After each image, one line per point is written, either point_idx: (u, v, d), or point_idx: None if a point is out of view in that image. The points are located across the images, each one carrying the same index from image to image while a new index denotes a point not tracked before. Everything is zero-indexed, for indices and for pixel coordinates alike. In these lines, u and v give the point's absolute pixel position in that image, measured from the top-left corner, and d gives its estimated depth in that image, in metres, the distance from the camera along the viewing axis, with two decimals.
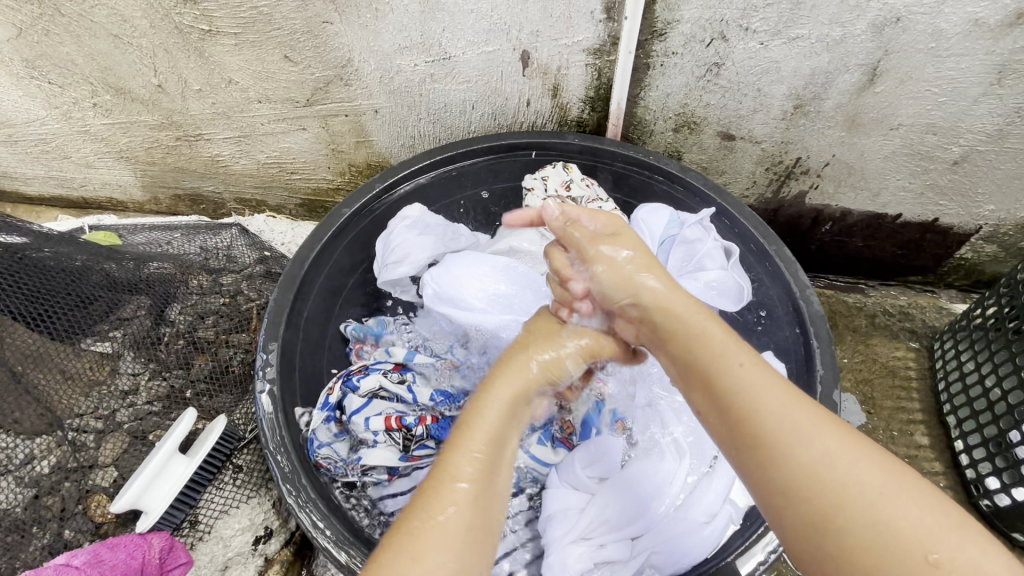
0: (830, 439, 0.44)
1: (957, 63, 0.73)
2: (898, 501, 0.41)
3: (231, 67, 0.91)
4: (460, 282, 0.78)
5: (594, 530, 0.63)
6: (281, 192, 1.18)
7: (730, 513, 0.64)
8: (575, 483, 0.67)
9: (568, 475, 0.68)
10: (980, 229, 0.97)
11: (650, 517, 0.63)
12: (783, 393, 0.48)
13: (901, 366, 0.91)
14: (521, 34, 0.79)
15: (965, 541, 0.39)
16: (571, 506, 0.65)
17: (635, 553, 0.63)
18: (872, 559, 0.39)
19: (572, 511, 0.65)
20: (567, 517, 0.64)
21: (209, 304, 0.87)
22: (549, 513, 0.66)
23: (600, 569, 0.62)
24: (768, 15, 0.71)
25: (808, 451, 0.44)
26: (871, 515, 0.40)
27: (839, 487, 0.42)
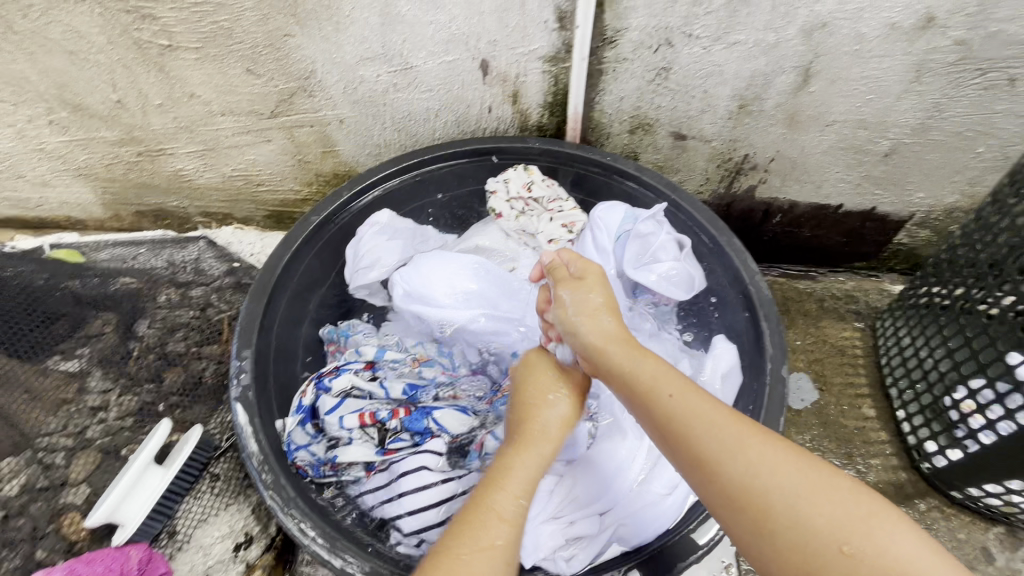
0: (771, 459, 0.52)
1: (880, 63, 0.80)
2: (822, 506, 0.49)
3: (194, 81, 0.91)
4: (428, 283, 0.81)
5: (564, 508, 0.66)
6: (248, 205, 1.18)
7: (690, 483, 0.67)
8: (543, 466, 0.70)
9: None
10: (913, 216, 1.04)
11: (614, 493, 0.67)
12: (720, 422, 0.54)
13: (848, 345, 0.98)
14: (479, 43, 0.82)
15: (882, 534, 0.47)
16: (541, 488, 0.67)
17: (603, 527, 0.66)
18: (798, 554, 0.48)
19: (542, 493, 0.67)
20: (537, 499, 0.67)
21: (179, 317, 0.86)
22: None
23: (571, 545, 0.65)
24: (708, 22, 0.76)
25: (744, 476, 0.51)
26: (793, 518, 0.49)
27: (780, 498, 0.49)
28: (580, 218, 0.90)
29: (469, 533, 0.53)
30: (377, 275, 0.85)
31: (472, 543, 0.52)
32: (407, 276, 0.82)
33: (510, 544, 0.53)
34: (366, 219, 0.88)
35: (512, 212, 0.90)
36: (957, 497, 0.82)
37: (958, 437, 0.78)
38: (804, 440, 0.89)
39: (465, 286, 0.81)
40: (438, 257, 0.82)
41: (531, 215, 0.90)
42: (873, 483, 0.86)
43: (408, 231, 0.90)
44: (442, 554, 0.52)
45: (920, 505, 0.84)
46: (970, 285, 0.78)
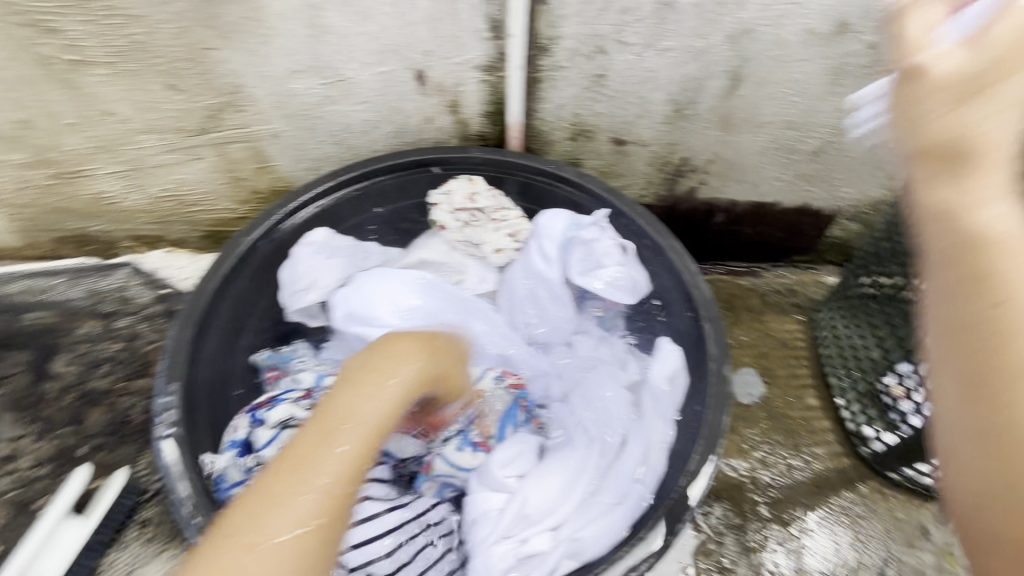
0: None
1: (802, 66, 0.83)
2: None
3: (109, 98, 0.86)
4: (370, 301, 0.80)
5: (514, 527, 0.65)
6: (180, 226, 1.12)
7: (641, 492, 0.67)
8: (494, 485, 0.69)
9: (488, 478, 0.69)
10: (844, 210, 1.10)
11: (567, 506, 0.67)
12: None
13: (791, 337, 1.01)
14: (413, 54, 0.80)
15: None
16: (493, 508, 0.67)
17: (556, 543, 0.64)
18: None
19: (494, 512, 0.66)
20: (488, 519, 0.66)
21: (103, 351, 0.81)
22: (472, 517, 0.67)
23: (522, 564, 0.63)
24: (638, 29, 0.78)
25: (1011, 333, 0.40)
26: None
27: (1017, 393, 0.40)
28: (525, 226, 0.91)
29: (277, 505, 0.48)
30: (313, 297, 0.85)
31: (280, 507, 0.48)
32: (348, 296, 0.82)
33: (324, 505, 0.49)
34: (302, 237, 0.85)
35: (456, 224, 0.90)
36: (893, 477, 0.87)
37: (893, 419, 0.87)
38: (753, 433, 0.91)
39: (407, 301, 0.80)
40: (380, 274, 0.82)
41: (476, 226, 0.90)
42: (819, 471, 0.89)
43: (346, 249, 0.88)
44: (238, 519, 0.47)
45: (862, 489, 0.87)
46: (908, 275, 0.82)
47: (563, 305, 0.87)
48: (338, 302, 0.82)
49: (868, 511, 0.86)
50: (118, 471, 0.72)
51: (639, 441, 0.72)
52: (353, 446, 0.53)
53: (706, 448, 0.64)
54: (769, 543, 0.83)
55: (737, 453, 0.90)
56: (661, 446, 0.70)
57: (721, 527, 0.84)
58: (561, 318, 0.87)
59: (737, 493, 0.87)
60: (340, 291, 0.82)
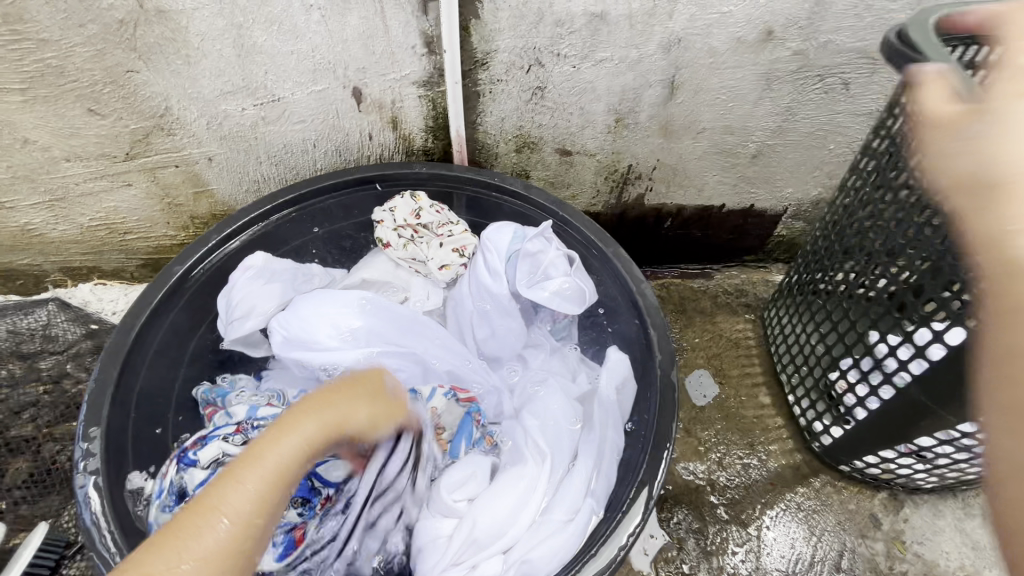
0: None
1: (734, 73, 0.85)
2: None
3: (25, 125, 0.81)
4: (309, 324, 0.78)
5: (463, 554, 0.65)
6: (115, 255, 1.07)
7: (591, 505, 0.67)
8: (440, 509, 0.68)
9: (436, 505, 0.68)
10: (787, 210, 1.13)
11: (518, 528, 0.66)
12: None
13: (742, 337, 1.03)
14: (347, 71, 0.79)
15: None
16: (439, 534, 0.67)
17: (507, 565, 0.64)
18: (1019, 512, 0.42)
19: (444, 539, 0.67)
20: (437, 546, 0.66)
21: (24, 397, 0.76)
22: (420, 545, 0.68)
23: None
24: (573, 41, 0.78)
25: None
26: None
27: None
28: (471, 240, 0.90)
29: (186, 532, 0.46)
30: (255, 323, 0.80)
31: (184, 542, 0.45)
32: (286, 318, 0.78)
33: (223, 545, 0.46)
34: (241, 262, 0.82)
35: (400, 241, 0.88)
36: (846, 470, 0.88)
37: (842, 414, 0.84)
38: (710, 435, 0.92)
39: (350, 324, 0.79)
40: (320, 297, 0.79)
41: (420, 242, 0.88)
42: (774, 468, 0.90)
43: (287, 272, 0.85)
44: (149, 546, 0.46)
45: (816, 483, 0.89)
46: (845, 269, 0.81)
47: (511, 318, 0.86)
48: (275, 328, 0.78)
49: (822, 504, 0.88)
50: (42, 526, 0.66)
51: (590, 452, 0.72)
52: (261, 484, 0.49)
53: (654, 454, 0.65)
54: (728, 545, 0.84)
55: (694, 455, 0.91)
56: (611, 454, 0.72)
57: (681, 532, 0.85)
58: (511, 330, 0.86)
59: (695, 497, 0.87)
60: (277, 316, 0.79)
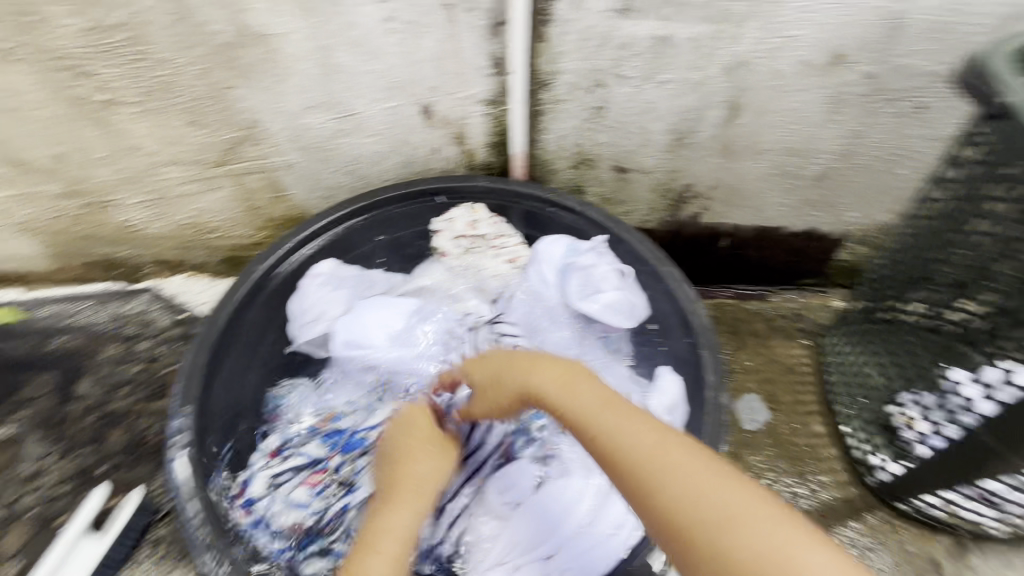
0: (696, 483, 0.49)
1: (801, 96, 0.84)
2: (805, 549, 0.45)
3: (136, 133, 0.91)
4: (368, 328, 0.86)
5: (508, 555, 0.70)
6: (201, 251, 1.17)
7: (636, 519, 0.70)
8: (488, 509, 0.74)
9: (483, 505, 0.74)
10: (850, 234, 1.09)
11: (560, 536, 0.70)
12: (656, 431, 0.54)
13: (797, 362, 1.01)
14: (419, 89, 0.84)
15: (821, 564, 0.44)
16: (484, 534, 0.72)
17: (548, 571, 0.68)
18: None
19: (488, 539, 0.72)
20: (484, 544, 0.71)
21: (122, 374, 0.84)
22: (467, 544, 0.72)
23: None
24: (636, 63, 0.80)
25: (673, 492, 0.49)
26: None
27: (710, 522, 0.47)
28: (524, 251, 0.94)
29: None
30: (321, 328, 0.87)
31: None
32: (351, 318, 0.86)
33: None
34: (311, 268, 0.89)
35: (457, 250, 0.95)
36: (903, 509, 0.85)
37: (903, 449, 0.83)
38: (758, 460, 0.90)
39: (402, 328, 0.87)
40: (377, 302, 0.87)
41: (475, 251, 0.94)
42: (825, 500, 0.88)
43: (353, 279, 0.92)
44: None
45: (870, 519, 0.86)
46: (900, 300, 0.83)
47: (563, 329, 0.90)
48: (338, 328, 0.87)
49: (876, 543, 0.84)
50: (98, 488, 0.73)
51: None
52: (397, 547, 0.56)
53: None
54: None
55: None
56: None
57: None
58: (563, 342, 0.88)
59: None
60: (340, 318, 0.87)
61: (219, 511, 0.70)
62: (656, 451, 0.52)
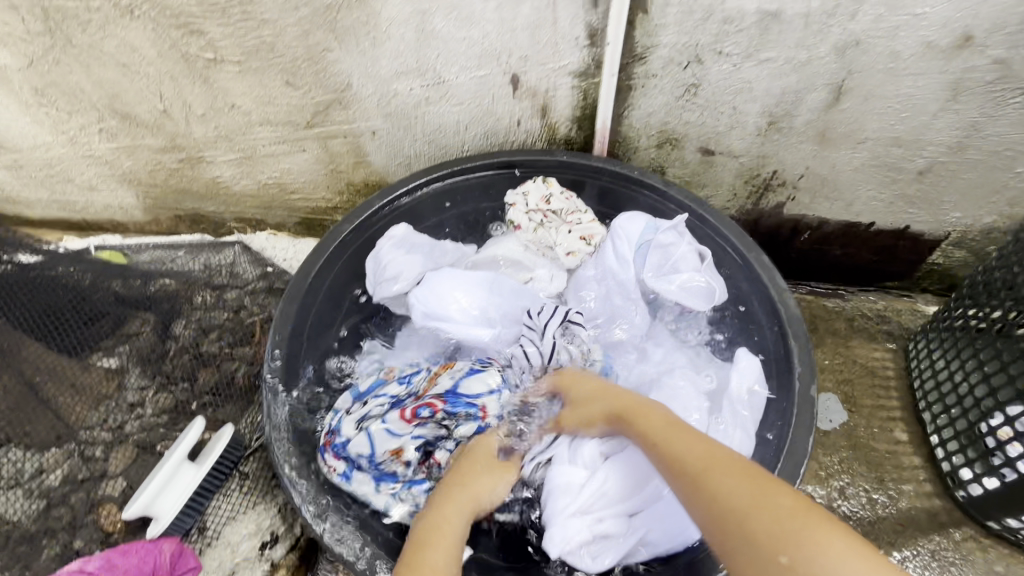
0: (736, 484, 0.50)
1: (915, 81, 0.79)
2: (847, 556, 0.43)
3: (235, 92, 0.95)
4: (448, 300, 0.83)
5: (593, 505, 0.69)
6: (281, 211, 1.22)
7: None
8: (578, 456, 0.71)
9: (576, 451, 0.71)
10: (949, 236, 1.02)
11: (647, 497, 0.69)
12: (705, 443, 0.56)
13: (879, 366, 0.96)
14: (510, 59, 0.84)
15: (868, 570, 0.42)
16: (571, 480, 0.69)
17: (632, 528, 0.69)
18: None
19: (574, 485, 0.69)
20: (569, 491, 0.69)
21: (212, 319, 0.89)
22: (552, 485, 0.70)
23: (598, 540, 0.68)
24: (739, 39, 0.77)
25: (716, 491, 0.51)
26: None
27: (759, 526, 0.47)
28: (598, 229, 0.91)
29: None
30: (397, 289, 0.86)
31: None
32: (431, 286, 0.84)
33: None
34: (388, 230, 0.90)
35: (530, 224, 0.91)
36: (994, 528, 0.79)
37: (995, 465, 0.76)
38: (832, 462, 0.87)
39: (480, 300, 0.84)
40: (454, 274, 0.85)
41: (549, 227, 0.90)
42: (904, 509, 0.83)
43: (426, 246, 0.90)
44: None
45: (954, 535, 0.81)
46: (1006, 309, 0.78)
47: (634, 307, 0.87)
48: (417, 301, 0.83)
49: (961, 559, 0.80)
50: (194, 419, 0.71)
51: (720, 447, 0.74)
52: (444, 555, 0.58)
53: (789, 467, 0.68)
54: None
55: (814, 478, 0.86)
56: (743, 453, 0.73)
57: None
58: (636, 320, 0.87)
59: None
60: (419, 287, 0.84)
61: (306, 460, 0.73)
62: (712, 455, 0.54)
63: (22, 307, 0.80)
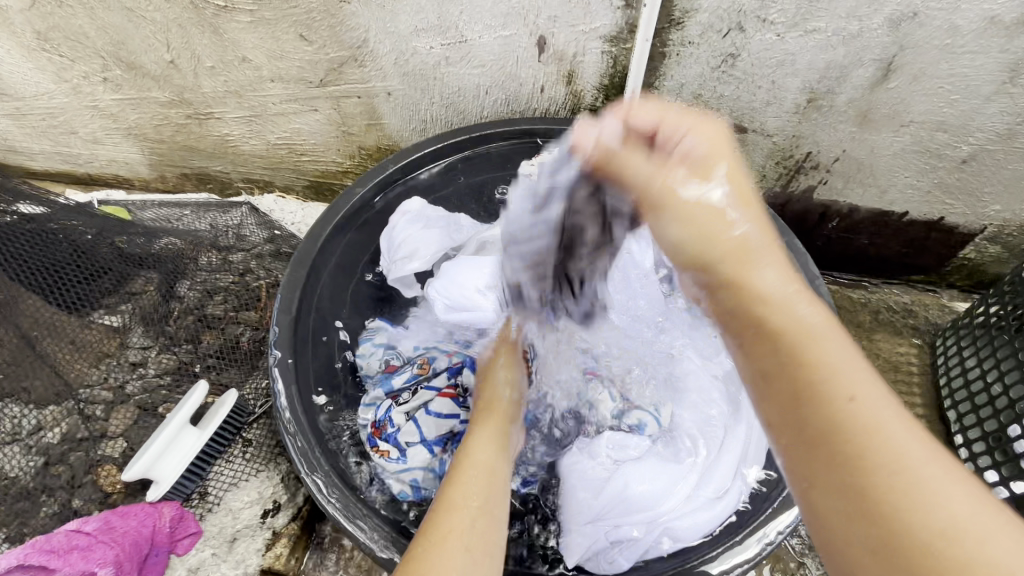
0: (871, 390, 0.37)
1: (972, 60, 0.74)
2: (977, 506, 0.33)
3: (245, 44, 0.91)
4: (468, 288, 0.77)
5: (608, 512, 0.69)
6: (289, 173, 1.18)
7: (740, 488, 0.71)
8: (593, 455, 0.73)
9: (591, 450, 0.74)
10: (985, 229, 0.98)
11: (666, 502, 0.68)
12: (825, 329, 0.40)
13: (903, 361, 0.94)
14: (538, 19, 0.79)
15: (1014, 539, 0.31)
16: (586, 479, 0.72)
17: (649, 529, 0.68)
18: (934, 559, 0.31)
19: (591, 484, 0.71)
20: (585, 497, 0.71)
21: (218, 281, 0.87)
22: (571, 487, 0.72)
23: (616, 544, 0.69)
24: (786, 6, 0.71)
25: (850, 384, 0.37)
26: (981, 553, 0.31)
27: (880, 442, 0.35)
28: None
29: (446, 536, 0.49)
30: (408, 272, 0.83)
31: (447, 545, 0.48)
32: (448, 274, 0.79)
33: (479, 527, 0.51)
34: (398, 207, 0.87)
35: None
36: None
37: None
38: None
39: None
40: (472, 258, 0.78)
41: None
42: None
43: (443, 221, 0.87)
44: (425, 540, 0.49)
45: None
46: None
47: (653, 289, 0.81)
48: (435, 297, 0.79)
49: None
50: (199, 382, 0.68)
51: (741, 440, 0.73)
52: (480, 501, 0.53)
53: None
54: None
55: None
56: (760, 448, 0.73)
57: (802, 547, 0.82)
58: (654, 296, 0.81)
59: None
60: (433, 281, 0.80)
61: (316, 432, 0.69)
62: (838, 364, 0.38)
63: (13, 259, 0.74)
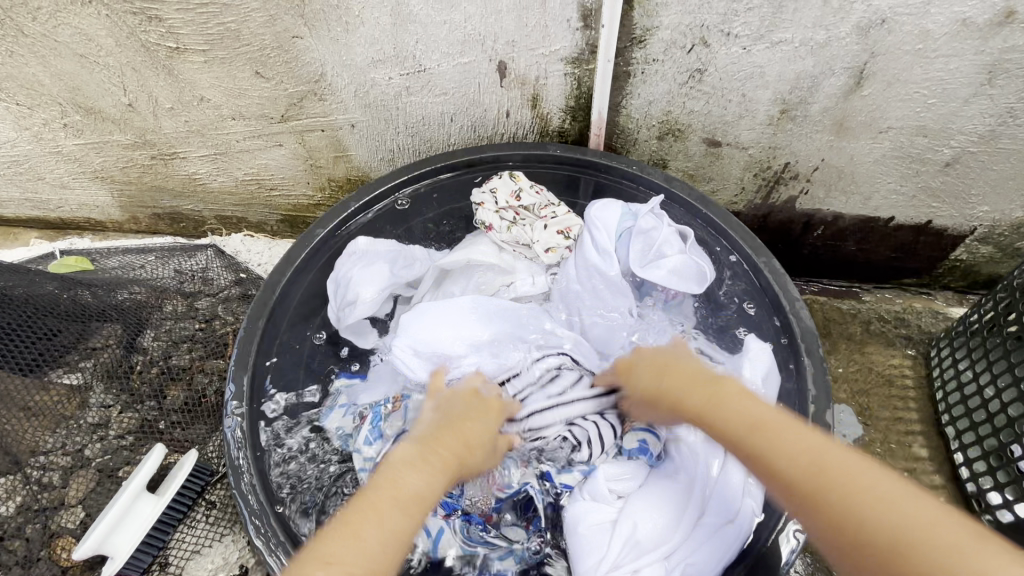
0: (797, 452, 0.50)
1: (946, 63, 0.71)
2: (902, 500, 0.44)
3: (202, 84, 0.88)
4: (439, 336, 0.76)
5: (625, 557, 0.64)
6: (261, 209, 1.16)
7: (750, 506, 0.67)
8: (595, 496, 0.70)
9: (593, 491, 0.70)
10: (975, 231, 0.94)
11: (677, 532, 0.66)
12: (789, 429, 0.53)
13: (897, 374, 0.92)
14: (496, 44, 0.76)
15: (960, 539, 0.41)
16: (597, 522, 0.67)
17: (670, 569, 0.64)
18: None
19: (601, 531, 0.66)
20: (597, 548, 0.65)
21: (184, 330, 0.88)
22: (580, 540, 0.67)
23: None
24: (749, 19, 0.68)
25: (769, 452, 0.51)
26: (914, 545, 0.41)
27: (813, 483, 0.48)
28: (575, 221, 0.86)
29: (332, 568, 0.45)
30: (364, 310, 0.82)
31: None
32: (411, 335, 0.76)
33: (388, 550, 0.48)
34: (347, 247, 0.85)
35: (503, 223, 0.85)
36: None
37: None
38: None
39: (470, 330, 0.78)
40: (432, 309, 0.78)
41: (522, 224, 0.84)
42: None
43: (389, 254, 0.86)
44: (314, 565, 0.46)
45: None
46: (1019, 308, 0.74)
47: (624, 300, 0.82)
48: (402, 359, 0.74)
49: None
50: (154, 446, 0.69)
51: None
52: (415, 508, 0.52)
53: None
54: None
55: None
56: None
57: None
58: (621, 312, 0.82)
59: None
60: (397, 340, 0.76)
61: (275, 495, 0.68)
62: (769, 416, 0.54)
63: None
